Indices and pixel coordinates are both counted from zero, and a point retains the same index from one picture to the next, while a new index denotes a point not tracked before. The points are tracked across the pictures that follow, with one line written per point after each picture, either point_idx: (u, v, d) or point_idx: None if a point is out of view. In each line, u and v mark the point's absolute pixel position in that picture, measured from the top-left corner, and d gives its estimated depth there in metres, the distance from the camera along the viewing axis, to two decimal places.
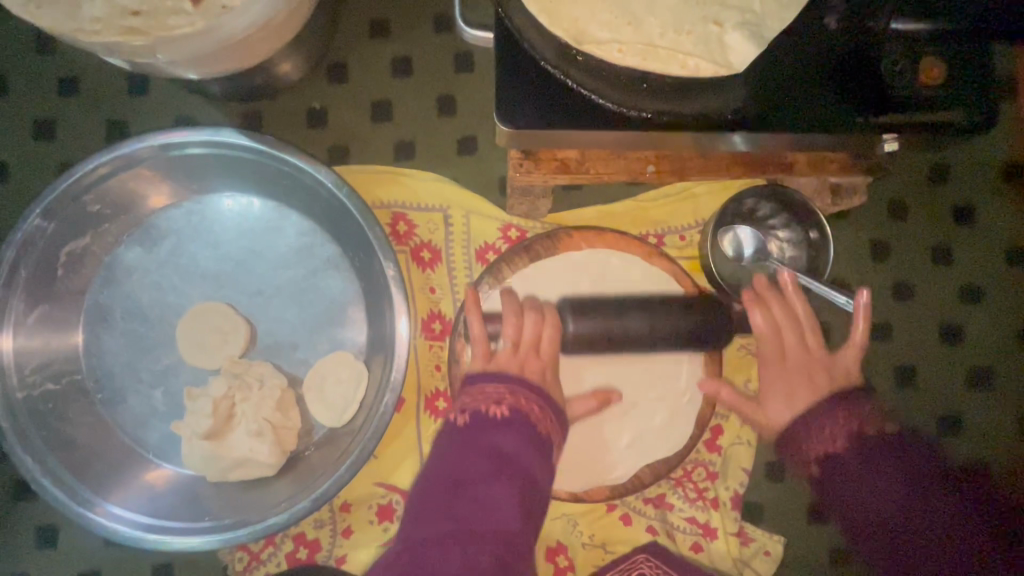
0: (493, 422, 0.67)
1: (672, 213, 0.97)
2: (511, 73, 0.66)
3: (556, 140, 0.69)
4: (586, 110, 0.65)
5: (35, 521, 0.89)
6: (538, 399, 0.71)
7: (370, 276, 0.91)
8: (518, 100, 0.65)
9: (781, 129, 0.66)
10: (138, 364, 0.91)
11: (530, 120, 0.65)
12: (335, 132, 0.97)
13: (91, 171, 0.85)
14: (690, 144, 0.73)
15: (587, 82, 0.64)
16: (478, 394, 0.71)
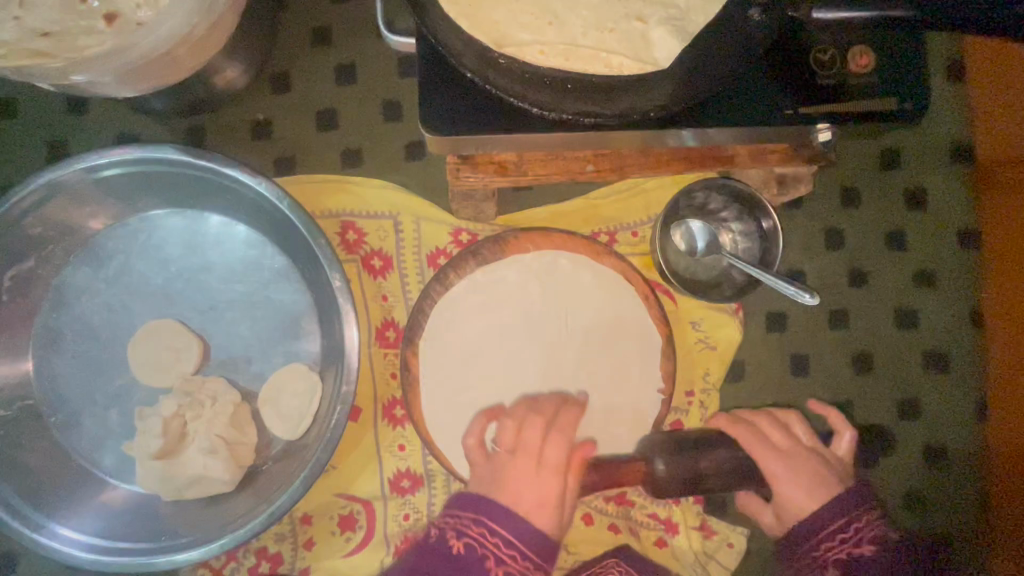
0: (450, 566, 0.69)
1: (624, 210, 0.96)
2: (435, 79, 0.65)
3: (486, 145, 0.68)
4: (513, 115, 0.65)
5: None
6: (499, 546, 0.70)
7: (320, 287, 0.90)
8: (443, 107, 0.65)
9: (718, 123, 0.67)
10: (91, 386, 0.91)
11: (456, 127, 0.65)
12: (281, 143, 0.96)
13: (24, 197, 0.83)
14: (624, 142, 0.72)
15: (509, 87, 0.62)
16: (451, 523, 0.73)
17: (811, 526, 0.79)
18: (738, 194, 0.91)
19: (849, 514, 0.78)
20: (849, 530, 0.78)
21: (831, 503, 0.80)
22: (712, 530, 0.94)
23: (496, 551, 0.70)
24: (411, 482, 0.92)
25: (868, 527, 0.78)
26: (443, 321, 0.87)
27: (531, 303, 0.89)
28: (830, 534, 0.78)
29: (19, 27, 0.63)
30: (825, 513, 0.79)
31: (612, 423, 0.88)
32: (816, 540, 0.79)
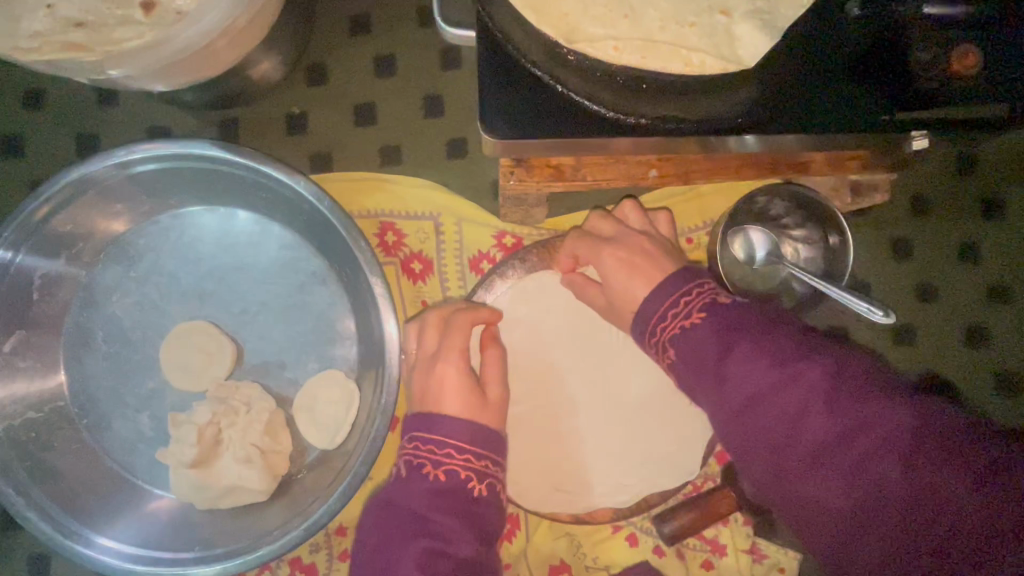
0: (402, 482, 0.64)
1: (678, 214, 0.91)
2: (494, 75, 0.60)
3: (548, 149, 0.63)
4: (581, 116, 0.60)
5: (27, 550, 0.87)
6: (444, 455, 0.65)
7: (359, 291, 0.86)
8: (502, 105, 0.59)
9: (800, 131, 0.61)
10: (122, 388, 0.88)
11: (516, 128, 0.59)
12: (316, 137, 0.91)
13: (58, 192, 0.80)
14: (695, 147, 0.66)
15: (579, 87, 0.59)
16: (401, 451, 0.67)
17: (713, 363, 0.59)
18: (802, 199, 0.86)
19: (675, 293, 0.66)
20: (679, 305, 0.65)
21: (705, 323, 0.62)
22: (762, 553, 0.89)
23: (452, 464, 0.64)
24: None
25: (756, 334, 0.58)
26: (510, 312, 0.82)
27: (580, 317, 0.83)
28: (702, 356, 0.60)
29: (52, 17, 0.59)
30: (703, 333, 0.61)
31: (665, 448, 0.83)
32: (687, 359, 0.62)
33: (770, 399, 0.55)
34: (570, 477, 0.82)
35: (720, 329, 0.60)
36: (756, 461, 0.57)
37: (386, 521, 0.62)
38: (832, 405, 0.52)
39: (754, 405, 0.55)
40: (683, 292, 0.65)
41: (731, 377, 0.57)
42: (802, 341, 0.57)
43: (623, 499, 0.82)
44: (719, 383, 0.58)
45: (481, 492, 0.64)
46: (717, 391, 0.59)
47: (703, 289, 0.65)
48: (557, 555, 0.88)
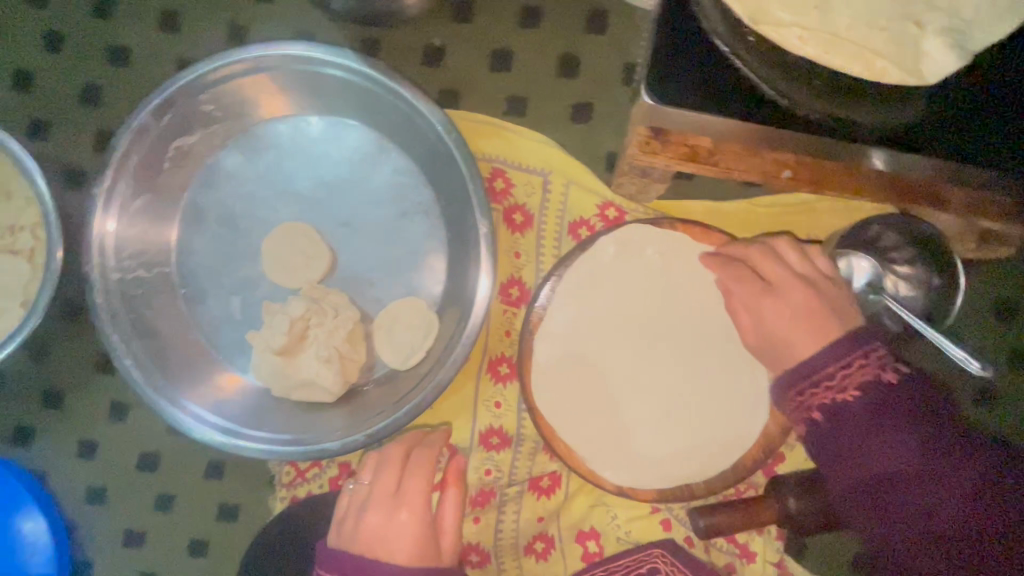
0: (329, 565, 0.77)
1: (786, 224, 0.91)
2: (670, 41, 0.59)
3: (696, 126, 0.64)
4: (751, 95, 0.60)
5: (111, 395, 0.94)
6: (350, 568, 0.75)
7: (463, 230, 0.89)
8: (675, 73, 0.59)
9: (938, 155, 0.60)
10: (222, 269, 0.93)
11: (681, 96, 0.59)
12: (449, 73, 0.92)
13: (210, 73, 0.83)
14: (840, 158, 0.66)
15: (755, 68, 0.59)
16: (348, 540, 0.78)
17: (877, 439, 0.59)
18: (919, 236, 0.84)
19: (809, 372, 0.64)
20: (836, 375, 0.63)
21: (863, 405, 0.60)
22: (788, 570, 0.90)
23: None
24: (500, 440, 0.92)
25: (904, 425, 0.59)
26: (659, 257, 0.83)
27: (654, 284, 0.83)
28: (849, 434, 0.61)
29: None
30: (863, 415, 0.60)
31: (716, 432, 0.83)
32: (833, 428, 0.62)
33: (949, 439, 0.59)
34: (613, 440, 0.84)
35: (883, 413, 0.60)
36: (859, 515, 0.62)
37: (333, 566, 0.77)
38: (920, 468, 0.58)
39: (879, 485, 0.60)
40: (844, 364, 0.63)
41: (835, 448, 0.61)
42: (929, 400, 0.61)
43: (668, 482, 0.83)
44: (864, 453, 0.60)
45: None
46: (852, 462, 0.61)
47: (864, 362, 0.62)
48: (589, 520, 0.91)
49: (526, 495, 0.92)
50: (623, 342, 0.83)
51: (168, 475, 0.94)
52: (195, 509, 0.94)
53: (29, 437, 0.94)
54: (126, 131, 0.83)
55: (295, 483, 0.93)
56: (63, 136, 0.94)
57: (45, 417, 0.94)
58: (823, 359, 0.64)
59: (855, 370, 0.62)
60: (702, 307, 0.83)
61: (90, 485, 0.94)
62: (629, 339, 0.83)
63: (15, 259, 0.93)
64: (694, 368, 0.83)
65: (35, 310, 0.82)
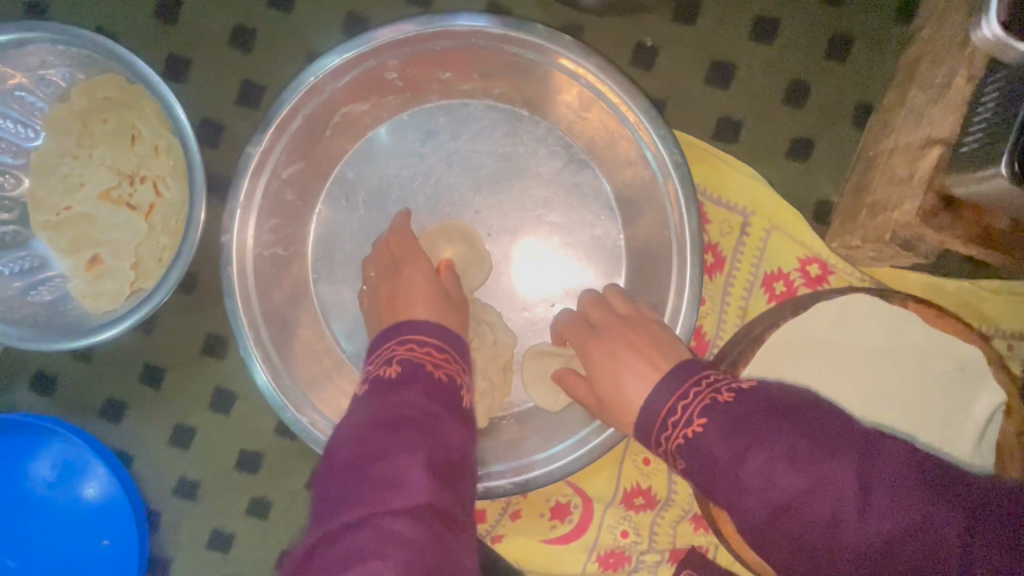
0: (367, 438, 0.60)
1: (1012, 315, 0.79)
2: None
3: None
4: None
5: (215, 382, 0.84)
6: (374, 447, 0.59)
7: (652, 267, 0.78)
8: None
9: None
10: (366, 260, 0.82)
11: None
12: (657, 78, 0.80)
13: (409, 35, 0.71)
14: None
15: None
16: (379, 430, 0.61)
17: (771, 463, 0.54)
18: None
19: (659, 415, 0.61)
20: (687, 398, 0.60)
21: (733, 408, 0.58)
22: None
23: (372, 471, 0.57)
24: (644, 501, 0.82)
25: (760, 432, 0.56)
26: (883, 335, 0.72)
27: (869, 364, 0.73)
28: (718, 463, 0.57)
29: None
30: (714, 441, 0.57)
31: None
32: (702, 469, 0.58)
33: (826, 435, 0.55)
34: None
35: (747, 418, 0.57)
36: None
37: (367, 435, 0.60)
38: (866, 496, 0.52)
39: (835, 524, 0.52)
40: (682, 395, 0.60)
41: (761, 491, 0.54)
42: (776, 402, 0.58)
43: None
44: (762, 480, 0.54)
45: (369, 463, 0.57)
46: (751, 487, 0.55)
47: (699, 388, 0.60)
48: None
49: (665, 566, 0.82)
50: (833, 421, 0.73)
51: (266, 478, 0.84)
52: (292, 520, 0.85)
53: (119, 412, 0.84)
54: (300, 87, 0.72)
55: None
56: (202, 81, 0.81)
57: (139, 393, 0.84)
58: (659, 405, 0.62)
59: (696, 398, 0.60)
60: (924, 399, 0.73)
61: (180, 475, 0.84)
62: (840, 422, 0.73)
63: (133, 215, 0.80)
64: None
65: (164, 284, 0.71)
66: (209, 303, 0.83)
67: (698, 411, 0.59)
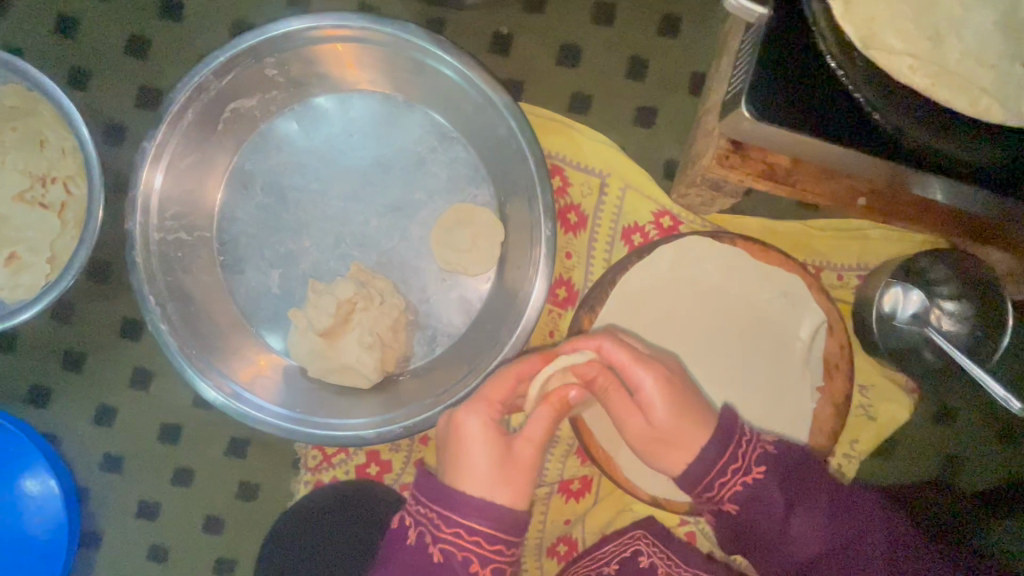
0: (442, 501, 0.66)
1: (839, 248, 0.91)
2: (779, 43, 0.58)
3: (777, 138, 0.65)
4: (841, 105, 0.59)
5: (134, 362, 0.91)
6: (432, 513, 0.67)
7: (521, 228, 0.88)
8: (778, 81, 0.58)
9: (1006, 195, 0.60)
10: (265, 241, 0.90)
11: (776, 105, 0.59)
12: (515, 62, 0.90)
13: (283, 35, 0.80)
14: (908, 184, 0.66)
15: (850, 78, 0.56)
16: (478, 507, 0.66)
17: (748, 482, 0.70)
18: (967, 274, 0.83)
19: (722, 461, 0.71)
20: (735, 458, 0.70)
21: (765, 463, 0.71)
22: None
23: (461, 544, 0.65)
24: None
25: (808, 496, 0.70)
26: (718, 272, 0.83)
27: (709, 296, 0.83)
28: (770, 512, 0.69)
29: None
30: (770, 490, 0.70)
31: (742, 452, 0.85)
32: (749, 510, 0.70)
33: (813, 476, 0.72)
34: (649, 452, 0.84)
35: (773, 473, 0.71)
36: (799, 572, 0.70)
37: (442, 499, 0.67)
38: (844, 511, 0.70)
39: (815, 563, 0.69)
40: (737, 446, 0.71)
41: (796, 540, 0.69)
42: (793, 456, 0.73)
43: None
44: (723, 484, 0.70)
45: (438, 555, 0.66)
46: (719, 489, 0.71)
47: (752, 440, 0.72)
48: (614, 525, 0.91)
49: (556, 497, 0.91)
50: (679, 325, 0.83)
51: (188, 448, 0.91)
52: (214, 486, 0.92)
53: (45, 398, 0.90)
54: (186, 86, 0.80)
55: (321, 467, 0.91)
56: (104, 87, 0.89)
57: (63, 378, 0.90)
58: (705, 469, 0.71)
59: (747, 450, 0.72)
60: (757, 327, 0.83)
61: (105, 453, 0.91)
62: (688, 326, 0.83)
63: (46, 214, 0.87)
64: (740, 365, 0.83)
65: (68, 270, 0.78)
66: (124, 290, 0.90)
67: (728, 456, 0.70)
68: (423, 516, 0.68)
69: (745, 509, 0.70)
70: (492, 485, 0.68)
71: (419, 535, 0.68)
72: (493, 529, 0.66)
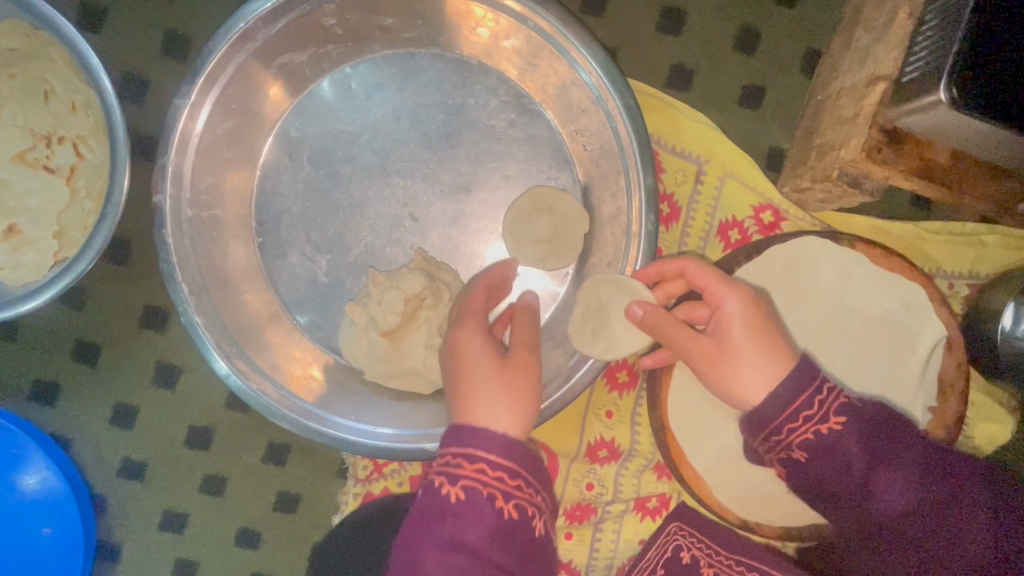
0: (460, 439, 0.57)
1: (951, 253, 0.83)
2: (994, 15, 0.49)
3: (960, 131, 0.55)
4: None
5: (159, 355, 0.79)
6: (450, 453, 0.57)
7: (609, 218, 0.78)
8: (987, 59, 0.49)
9: None
10: (312, 221, 0.78)
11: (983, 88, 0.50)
12: (608, 26, 0.79)
13: None
14: None
15: None
16: (490, 436, 0.56)
17: (825, 433, 0.57)
18: None
19: (800, 403, 0.58)
20: (813, 404, 0.58)
21: (848, 413, 0.58)
22: None
23: (487, 481, 0.55)
24: (608, 453, 0.82)
25: (893, 448, 0.58)
26: (833, 278, 0.74)
27: (821, 302, 0.75)
28: (847, 464, 0.57)
29: None
30: (850, 442, 0.57)
31: None
32: (823, 462, 0.58)
33: (903, 434, 0.59)
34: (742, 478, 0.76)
35: (859, 425, 0.58)
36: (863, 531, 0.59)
37: (460, 437, 0.57)
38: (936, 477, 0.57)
39: (898, 520, 0.57)
40: (816, 390, 0.58)
41: (875, 494, 0.57)
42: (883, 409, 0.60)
43: (799, 520, 0.76)
44: (792, 430, 0.58)
45: (456, 497, 0.55)
46: (789, 438, 0.58)
47: (833, 387, 0.59)
48: None
49: (630, 516, 0.83)
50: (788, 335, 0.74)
51: (219, 454, 0.81)
52: (249, 496, 0.82)
53: (51, 394, 0.79)
54: (230, 34, 0.67)
55: (372, 478, 0.80)
56: (124, 33, 0.75)
57: (75, 373, 0.79)
58: (784, 399, 0.58)
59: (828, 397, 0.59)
60: (872, 338, 0.75)
61: (125, 457, 0.80)
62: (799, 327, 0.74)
63: (53, 180, 0.74)
64: (854, 375, 0.75)
65: (88, 250, 0.66)
66: (146, 273, 0.78)
67: (805, 398, 0.58)
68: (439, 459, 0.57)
69: (816, 463, 0.58)
70: (491, 392, 0.60)
71: (432, 483, 0.56)
72: (511, 462, 0.56)
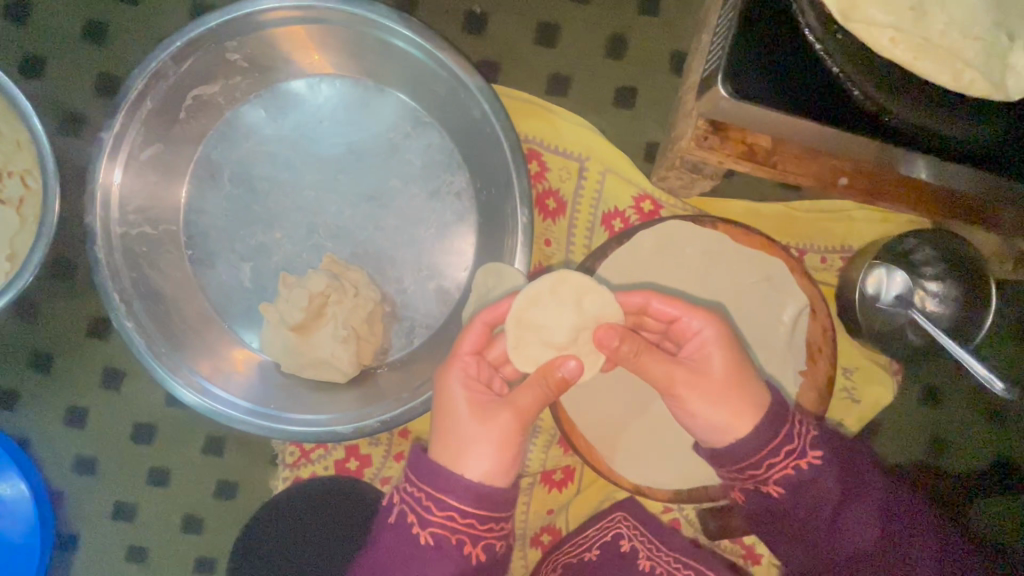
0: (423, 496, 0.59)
1: (823, 229, 0.89)
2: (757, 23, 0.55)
3: (757, 117, 0.62)
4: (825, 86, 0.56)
5: (105, 360, 0.88)
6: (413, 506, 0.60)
7: (498, 215, 0.86)
8: (755, 54, 0.56)
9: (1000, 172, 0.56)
10: (234, 233, 0.87)
11: (758, 83, 0.56)
12: (490, 43, 0.88)
13: (254, 19, 0.78)
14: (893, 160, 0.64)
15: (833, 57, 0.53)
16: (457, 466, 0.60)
17: (801, 473, 0.61)
18: (956, 258, 0.82)
19: (778, 441, 0.61)
20: (789, 440, 0.61)
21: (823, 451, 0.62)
22: None
23: (457, 526, 0.58)
24: None
25: (858, 483, 0.63)
26: (699, 257, 0.81)
27: (691, 280, 0.82)
28: (819, 500, 0.61)
29: None
30: (827, 479, 0.61)
31: None
32: (796, 496, 0.62)
33: (865, 471, 0.64)
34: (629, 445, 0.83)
35: (833, 464, 0.62)
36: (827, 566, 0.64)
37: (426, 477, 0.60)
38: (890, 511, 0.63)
39: (864, 558, 0.62)
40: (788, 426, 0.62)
41: (844, 535, 0.62)
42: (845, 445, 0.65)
43: (683, 482, 0.82)
44: (764, 466, 0.62)
45: (426, 539, 0.59)
46: (769, 475, 0.62)
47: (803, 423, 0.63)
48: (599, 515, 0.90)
49: (539, 487, 0.90)
50: None
51: (163, 448, 0.89)
52: (191, 486, 0.90)
53: (11, 400, 0.88)
54: (143, 72, 0.77)
55: (299, 463, 0.89)
56: (62, 77, 0.86)
57: (31, 380, 0.88)
58: (758, 444, 0.61)
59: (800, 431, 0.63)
60: (740, 309, 0.82)
61: (78, 455, 0.89)
62: None
63: (4, 209, 0.84)
64: None
65: (27, 265, 0.75)
66: (89, 287, 0.87)
67: (780, 433, 0.61)
68: (407, 494, 0.61)
69: (793, 500, 0.62)
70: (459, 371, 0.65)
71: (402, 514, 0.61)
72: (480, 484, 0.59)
